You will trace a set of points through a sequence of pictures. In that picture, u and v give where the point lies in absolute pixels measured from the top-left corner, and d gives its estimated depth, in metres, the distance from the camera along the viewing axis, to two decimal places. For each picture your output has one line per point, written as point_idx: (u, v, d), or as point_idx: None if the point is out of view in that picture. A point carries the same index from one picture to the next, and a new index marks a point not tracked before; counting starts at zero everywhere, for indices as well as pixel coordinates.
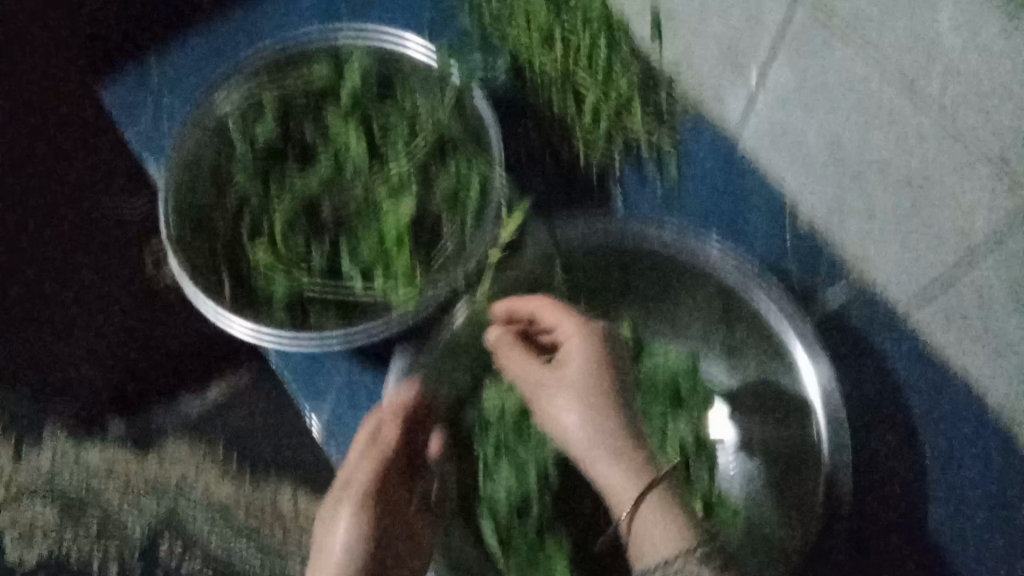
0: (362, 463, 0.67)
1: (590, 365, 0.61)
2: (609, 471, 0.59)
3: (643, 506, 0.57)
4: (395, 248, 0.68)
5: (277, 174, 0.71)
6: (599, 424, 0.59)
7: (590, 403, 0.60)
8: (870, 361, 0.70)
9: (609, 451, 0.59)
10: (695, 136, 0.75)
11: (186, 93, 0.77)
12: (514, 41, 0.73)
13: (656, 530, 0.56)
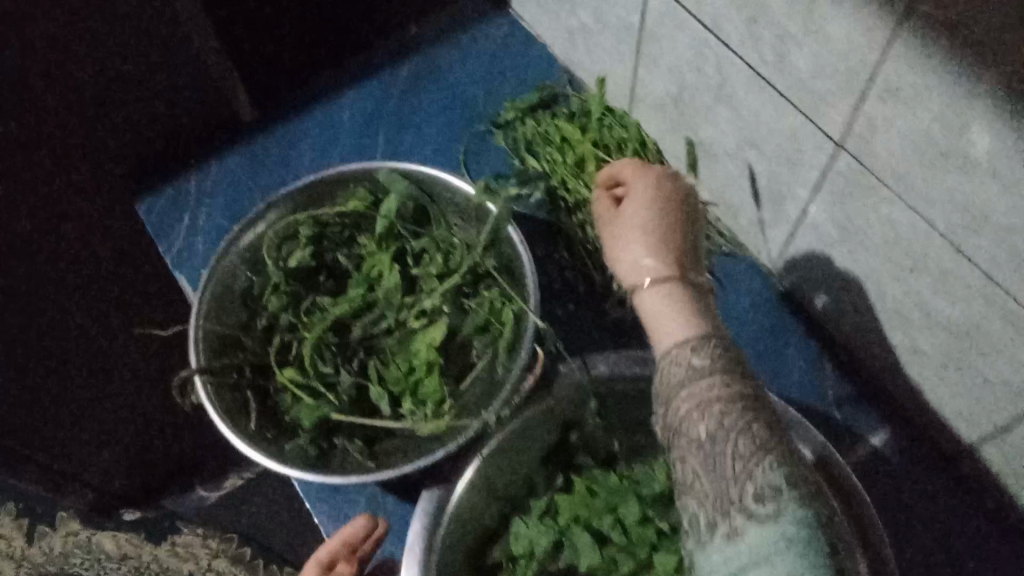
0: None
1: (659, 191, 0.61)
2: (644, 248, 0.58)
3: (669, 284, 0.55)
4: (425, 373, 0.68)
5: (305, 300, 0.71)
6: (653, 224, 0.59)
7: (656, 202, 0.61)
8: (915, 501, 0.69)
9: (653, 242, 0.58)
10: (734, 266, 0.77)
11: (227, 225, 0.82)
12: (558, 173, 0.78)
13: (671, 313, 0.54)
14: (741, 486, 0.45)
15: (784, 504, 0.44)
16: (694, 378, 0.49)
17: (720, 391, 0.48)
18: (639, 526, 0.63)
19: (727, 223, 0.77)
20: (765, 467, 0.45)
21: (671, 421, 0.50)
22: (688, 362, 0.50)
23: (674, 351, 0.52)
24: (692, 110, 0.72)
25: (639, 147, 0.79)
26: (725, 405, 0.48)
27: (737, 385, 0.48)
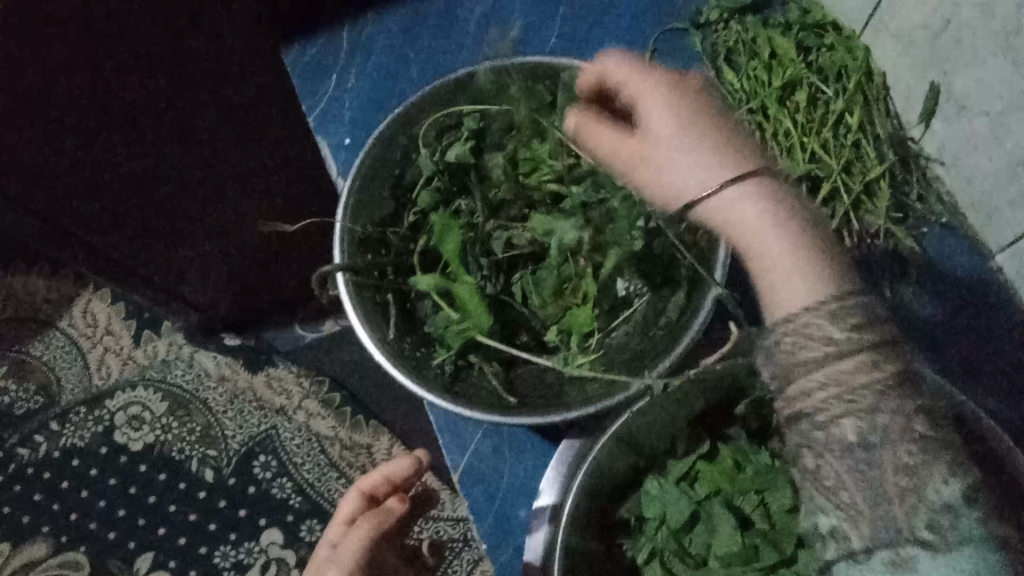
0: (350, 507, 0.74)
1: (671, 88, 0.54)
2: (697, 159, 0.51)
3: (756, 211, 0.48)
4: (580, 303, 0.63)
5: (459, 200, 0.67)
6: (690, 136, 0.52)
7: (700, 144, 0.51)
8: None
9: (711, 160, 0.50)
10: (939, 241, 0.67)
11: (377, 108, 0.75)
12: (758, 97, 0.68)
13: (786, 257, 0.47)
14: (916, 501, 0.45)
15: (959, 516, 0.46)
16: (805, 328, 0.46)
17: (857, 374, 0.45)
18: (787, 515, 0.58)
19: (949, 186, 0.66)
20: (937, 477, 0.45)
21: (793, 399, 0.47)
22: (817, 318, 0.46)
23: (807, 320, 0.46)
24: (956, 52, 0.60)
25: (862, 79, 0.67)
26: (877, 406, 0.45)
27: (868, 353, 0.46)
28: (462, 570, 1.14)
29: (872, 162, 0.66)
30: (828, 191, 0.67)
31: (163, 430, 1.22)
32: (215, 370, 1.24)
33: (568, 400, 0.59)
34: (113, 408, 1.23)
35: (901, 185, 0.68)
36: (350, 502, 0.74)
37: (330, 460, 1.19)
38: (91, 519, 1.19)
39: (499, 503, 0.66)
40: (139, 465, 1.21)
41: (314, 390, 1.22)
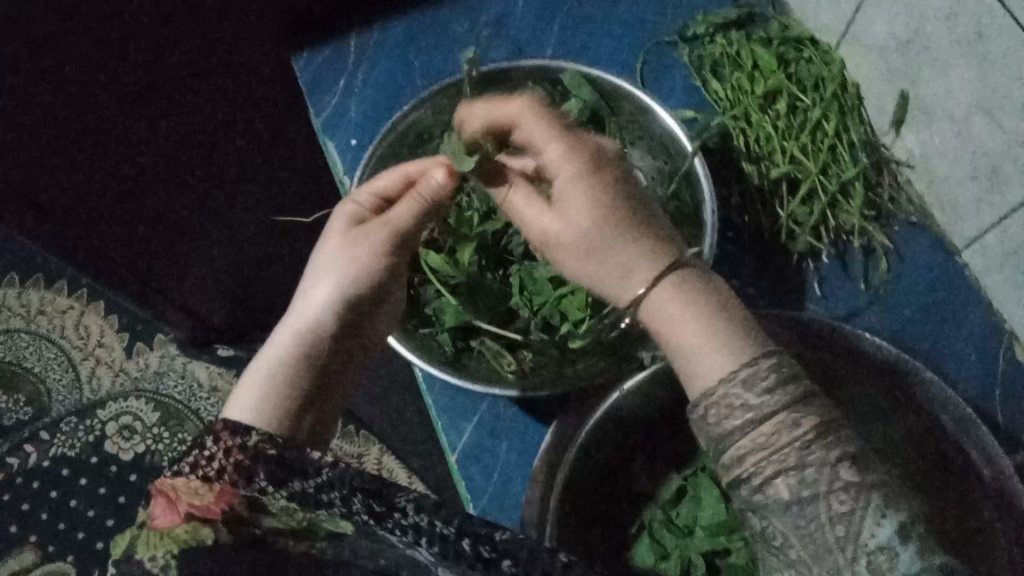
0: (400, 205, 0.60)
1: (578, 160, 0.55)
2: (611, 248, 0.53)
3: (665, 304, 0.51)
4: (572, 290, 0.66)
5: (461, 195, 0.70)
6: (607, 225, 0.53)
7: (609, 238, 0.53)
8: None
9: (622, 247, 0.53)
10: (909, 240, 0.71)
11: (383, 107, 0.80)
12: (741, 104, 0.73)
13: (698, 338, 0.49)
14: (853, 548, 0.44)
15: (898, 552, 0.44)
16: (725, 400, 0.47)
17: (779, 435, 0.45)
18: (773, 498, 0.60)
19: (917, 190, 0.71)
20: (870, 520, 0.44)
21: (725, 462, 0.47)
22: (732, 390, 0.47)
23: (724, 395, 0.47)
24: (920, 62, 0.65)
25: (838, 89, 0.72)
26: (800, 455, 0.45)
27: (787, 413, 0.46)
28: None
29: (846, 165, 0.71)
30: (806, 191, 0.71)
31: (153, 439, 1.23)
32: (208, 381, 1.24)
33: (561, 380, 0.62)
34: (105, 418, 1.24)
35: (873, 188, 0.72)
36: (391, 177, 0.61)
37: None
38: (81, 527, 1.19)
39: (494, 482, 0.68)
40: (129, 475, 1.21)
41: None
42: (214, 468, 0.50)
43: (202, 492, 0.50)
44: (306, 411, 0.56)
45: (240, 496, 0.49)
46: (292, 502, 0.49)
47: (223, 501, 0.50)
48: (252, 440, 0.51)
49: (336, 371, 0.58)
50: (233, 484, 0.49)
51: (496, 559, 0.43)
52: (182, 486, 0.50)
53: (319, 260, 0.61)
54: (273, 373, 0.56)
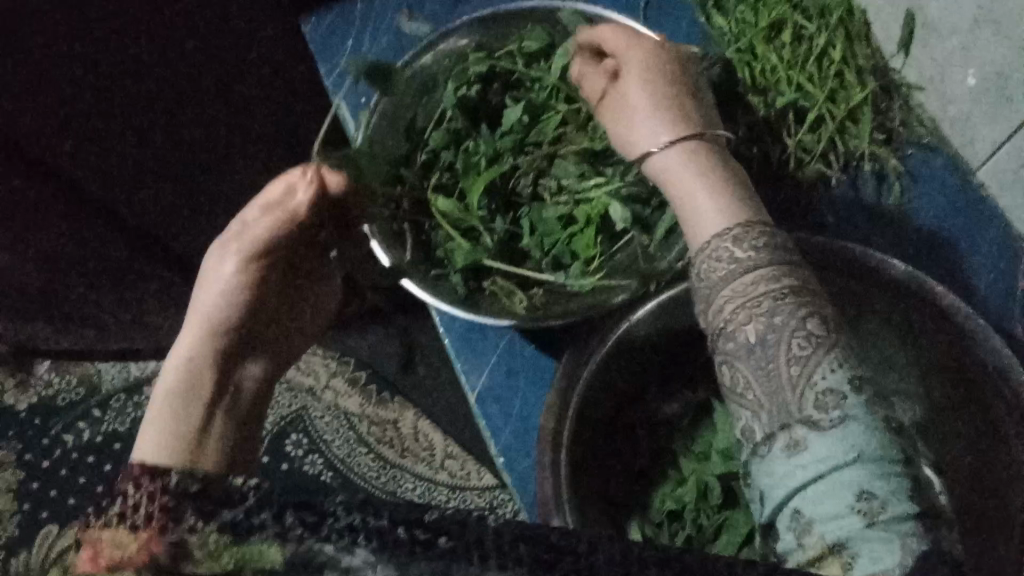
0: (265, 226, 0.73)
1: (653, 62, 0.66)
2: (657, 126, 0.63)
3: (683, 164, 0.61)
4: (582, 227, 0.67)
5: (467, 141, 0.70)
6: (661, 112, 0.64)
7: (663, 116, 0.64)
8: None
9: (659, 124, 0.63)
10: (922, 161, 0.70)
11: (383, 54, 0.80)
12: (746, 36, 0.71)
13: (712, 201, 0.58)
14: (803, 386, 0.48)
15: (847, 408, 0.46)
16: (715, 252, 0.54)
17: (757, 284, 0.51)
18: None
19: (930, 110, 0.70)
20: (823, 364, 0.48)
21: (712, 323, 0.52)
22: (723, 242, 0.54)
23: (717, 242, 0.54)
24: None
25: (842, 18, 0.72)
26: (772, 304, 0.50)
27: (769, 269, 0.51)
28: None
29: (856, 90, 0.70)
30: (814, 119, 0.71)
31: None
32: None
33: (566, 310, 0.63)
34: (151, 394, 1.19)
35: (883, 112, 0.71)
36: (273, 187, 0.72)
37: (359, 436, 1.14)
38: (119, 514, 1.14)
39: (514, 419, 0.70)
40: None
41: (340, 369, 1.14)
42: (141, 511, 0.47)
43: (126, 542, 0.45)
44: (204, 435, 0.69)
45: (166, 541, 0.43)
46: (222, 535, 0.42)
47: (144, 549, 0.44)
48: (166, 482, 0.52)
49: (215, 403, 0.72)
50: (161, 530, 0.44)
51: (429, 540, 0.40)
52: (115, 536, 0.46)
53: (201, 294, 0.75)
54: (167, 413, 0.70)
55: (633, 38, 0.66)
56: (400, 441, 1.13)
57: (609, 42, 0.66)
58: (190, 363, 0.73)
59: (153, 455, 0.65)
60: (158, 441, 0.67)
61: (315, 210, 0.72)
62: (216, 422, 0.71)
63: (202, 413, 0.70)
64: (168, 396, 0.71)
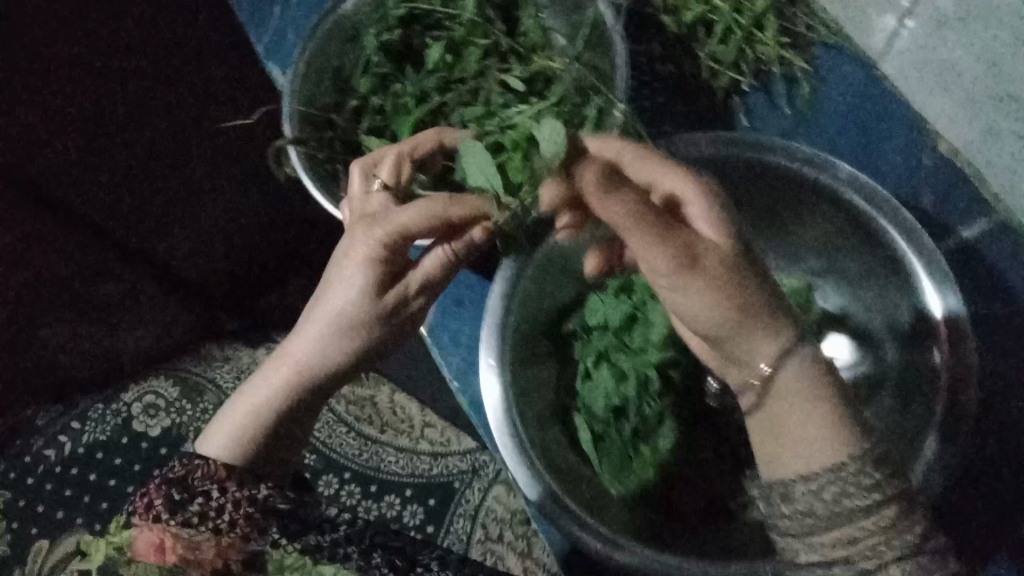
0: (418, 212, 0.59)
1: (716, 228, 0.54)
2: (714, 310, 0.52)
3: (792, 379, 0.54)
4: (508, 152, 0.68)
5: (393, 83, 0.73)
6: (729, 294, 0.52)
7: (721, 283, 0.51)
8: (992, 299, 0.66)
9: (728, 302, 0.52)
10: (830, 56, 0.72)
11: (304, 31, 0.80)
12: None
13: (811, 427, 0.53)
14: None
15: None
16: (846, 476, 0.51)
17: (881, 514, 0.50)
18: None
19: (831, 13, 0.73)
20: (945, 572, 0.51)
21: (779, 495, 0.54)
22: (840, 474, 0.51)
23: (833, 479, 0.51)
24: None
25: None
26: (869, 517, 0.50)
27: (893, 508, 0.51)
28: (476, 503, 0.97)
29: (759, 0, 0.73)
30: (724, 30, 0.73)
31: None
32: None
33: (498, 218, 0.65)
34: None
35: (790, 18, 0.73)
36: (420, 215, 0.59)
37: (336, 415, 1.04)
38: None
39: (463, 347, 0.72)
40: None
41: None
42: (223, 520, 0.57)
43: (201, 547, 0.57)
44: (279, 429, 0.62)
45: (244, 550, 0.57)
46: (303, 555, 0.57)
47: (222, 557, 0.56)
48: (261, 493, 0.58)
49: (299, 398, 0.62)
50: (242, 539, 0.57)
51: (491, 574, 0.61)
52: (183, 538, 0.57)
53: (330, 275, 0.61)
54: (249, 423, 0.61)
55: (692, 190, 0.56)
56: (383, 415, 1.03)
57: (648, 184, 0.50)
58: (308, 357, 0.61)
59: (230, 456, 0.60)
60: (232, 442, 0.60)
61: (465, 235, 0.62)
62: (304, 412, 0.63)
63: (299, 399, 0.62)
64: (263, 393, 0.62)
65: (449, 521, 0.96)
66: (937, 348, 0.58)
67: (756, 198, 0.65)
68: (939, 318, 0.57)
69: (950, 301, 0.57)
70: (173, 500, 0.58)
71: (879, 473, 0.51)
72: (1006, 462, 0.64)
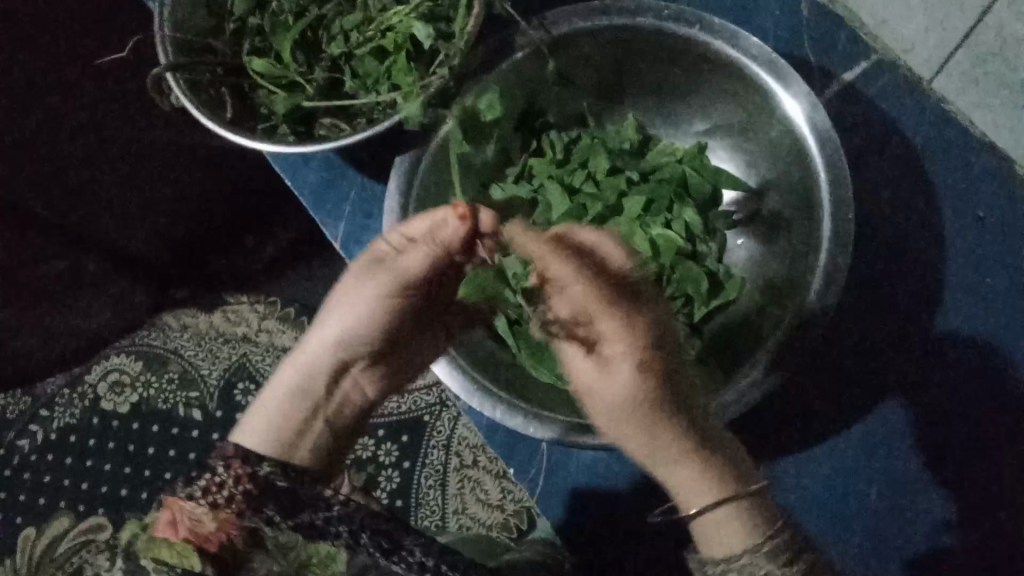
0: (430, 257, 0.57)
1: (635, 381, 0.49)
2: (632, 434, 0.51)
3: (720, 506, 0.50)
4: (394, 55, 0.69)
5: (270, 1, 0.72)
6: (635, 422, 0.50)
7: (624, 415, 0.50)
8: (879, 138, 0.68)
9: (647, 433, 0.51)
10: None
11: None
12: None
13: (721, 534, 0.51)
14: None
15: None
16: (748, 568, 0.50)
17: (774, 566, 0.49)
18: (608, 177, 0.66)
19: None
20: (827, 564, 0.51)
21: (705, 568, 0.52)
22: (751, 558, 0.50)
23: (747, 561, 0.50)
24: None
25: None
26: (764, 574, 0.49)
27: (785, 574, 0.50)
28: (448, 431, 1.05)
29: None
30: None
31: (143, 388, 1.06)
32: (176, 322, 1.10)
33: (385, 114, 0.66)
34: (93, 381, 1.06)
35: None
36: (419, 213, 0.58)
37: None
38: (55, 498, 1.03)
39: None
40: (109, 423, 1.05)
41: (269, 310, 1.09)
42: (223, 494, 0.53)
43: (205, 521, 0.52)
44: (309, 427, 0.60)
45: (242, 527, 0.53)
46: (297, 531, 0.55)
47: (221, 532, 0.53)
48: (262, 471, 0.54)
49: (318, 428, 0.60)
50: (237, 514, 0.53)
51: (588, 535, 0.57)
52: (185, 506, 0.52)
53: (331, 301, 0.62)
54: (277, 421, 0.59)
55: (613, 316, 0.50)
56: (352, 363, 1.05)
57: (602, 325, 0.50)
58: (336, 347, 0.61)
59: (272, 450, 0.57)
60: (268, 436, 0.58)
61: (468, 245, 0.57)
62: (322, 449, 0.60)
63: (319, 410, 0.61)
64: (275, 424, 0.59)
65: (424, 454, 1.04)
66: (819, 175, 0.59)
67: (637, 62, 0.66)
68: (814, 146, 0.59)
69: (822, 117, 0.58)
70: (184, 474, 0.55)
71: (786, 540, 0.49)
72: (907, 291, 0.66)
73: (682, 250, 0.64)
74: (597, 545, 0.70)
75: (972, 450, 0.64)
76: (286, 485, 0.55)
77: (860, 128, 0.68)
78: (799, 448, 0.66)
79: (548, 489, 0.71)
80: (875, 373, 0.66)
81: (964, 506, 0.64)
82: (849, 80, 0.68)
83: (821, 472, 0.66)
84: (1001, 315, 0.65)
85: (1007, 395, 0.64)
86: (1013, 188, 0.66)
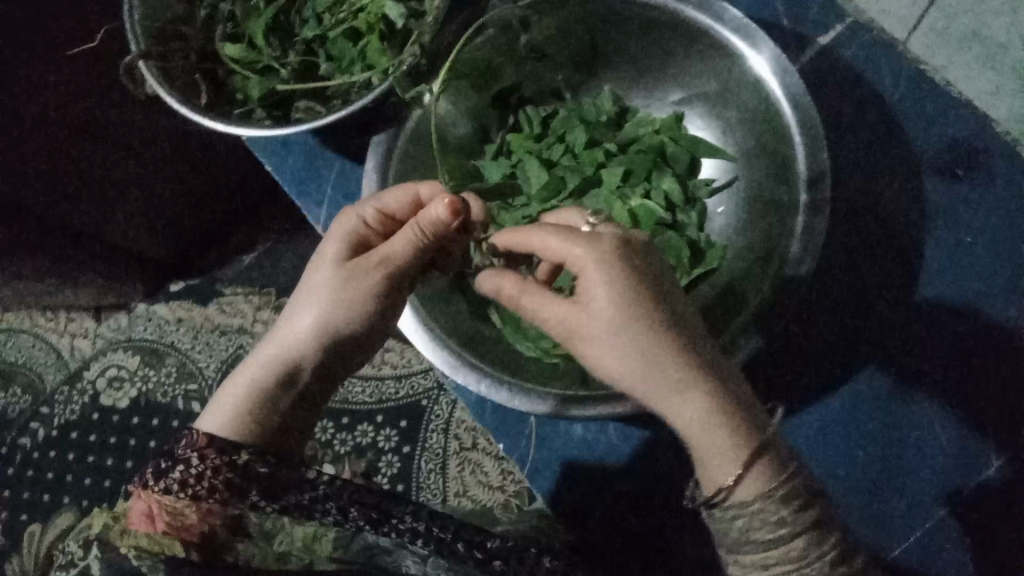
0: (406, 239, 0.58)
1: (627, 297, 0.50)
2: (620, 352, 0.50)
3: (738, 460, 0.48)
4: (367, 35, 0.68)
5: None
6: (622, 335, 0.49)
7: (614, 330, 0.50)
8: (856, 101, 0.68)
9: (622, 346, 0.50)
10: None
11: None
12: None
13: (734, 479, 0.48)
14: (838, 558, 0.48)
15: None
16: (759, 514, 0.48)
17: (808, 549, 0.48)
18: (586, 150, 0.67)
19: None
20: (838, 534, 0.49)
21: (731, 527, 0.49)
22: (766, 505, 0.47)
23: (761, 509, 0.47)
24: None
25: None
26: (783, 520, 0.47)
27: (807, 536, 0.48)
28: (446, 414, 1.05)
29: None
30: None
31: (143, 382, 1.10)
32: (172, 316, 1.12)
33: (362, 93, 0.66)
34: (93, 376, 1.11)
35: None
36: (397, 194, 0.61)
37: None
38: (63, 493, 1.05)
39: None
40: (112, 418, 1.08)
41: (263, 301, 1.10)
42: (204, 487, 0.52)
43: (185, 513, 0.51)
44: (272, 415, 0.57)
45: (225, 516, 0.52)
46: (283, 516, 0.52)
47: (205, 524, 0.52)
48: (241, 459, 0.53)
49: (282, 415, 0.58)
50: (220, 504, 0.52)
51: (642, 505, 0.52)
52: (167, 499, 0.52)
53: (306, 288, 0.61)
54: (238, 404, 0.57)
55: (578, 244, 0.52)
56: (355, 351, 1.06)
57: (554, 249, 0.54)
58: (302, 328, 0.59)
59: (228, 431, 0.55)
60: (227, 418, 0.56)
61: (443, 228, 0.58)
62: (283, 436, 0.57)
63: (288, 396, 0.58)
64: (236, 406, 0.57)
65: (423, 438, 1.05)
66: (794, 138, 0.59)
67: (610, 33, 0.65)
68: (788, 109, 0.58)
69: (796, 80, 0.58)
70: (158, 468, 0.53)
71: (793, 496, 0.48)
72: (891, 254, 0.66)
73: (661, 220, 0.65)
74: (583, 518, 0.70)
75: (962, 407, 0.64)
76: (268, 470, 0.53)
77: (837, 92, 0.68)
78: (804, 403, 0.66)
79: (538, 465, 0.72)
80: (858, 336, 0.66)
81: (959, 463, 0.63)
82: (824, 44, 0.68)
83: (831, 425, 0.65)
84: (986, 273, 0.65)
85: (993, 351, 0.64)
86: (995, 144, 0.66)
